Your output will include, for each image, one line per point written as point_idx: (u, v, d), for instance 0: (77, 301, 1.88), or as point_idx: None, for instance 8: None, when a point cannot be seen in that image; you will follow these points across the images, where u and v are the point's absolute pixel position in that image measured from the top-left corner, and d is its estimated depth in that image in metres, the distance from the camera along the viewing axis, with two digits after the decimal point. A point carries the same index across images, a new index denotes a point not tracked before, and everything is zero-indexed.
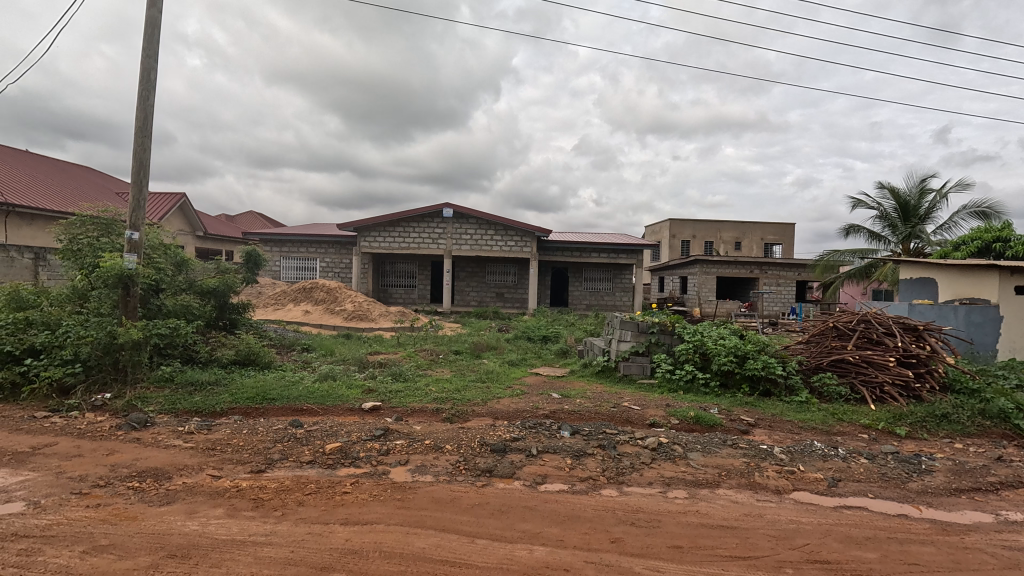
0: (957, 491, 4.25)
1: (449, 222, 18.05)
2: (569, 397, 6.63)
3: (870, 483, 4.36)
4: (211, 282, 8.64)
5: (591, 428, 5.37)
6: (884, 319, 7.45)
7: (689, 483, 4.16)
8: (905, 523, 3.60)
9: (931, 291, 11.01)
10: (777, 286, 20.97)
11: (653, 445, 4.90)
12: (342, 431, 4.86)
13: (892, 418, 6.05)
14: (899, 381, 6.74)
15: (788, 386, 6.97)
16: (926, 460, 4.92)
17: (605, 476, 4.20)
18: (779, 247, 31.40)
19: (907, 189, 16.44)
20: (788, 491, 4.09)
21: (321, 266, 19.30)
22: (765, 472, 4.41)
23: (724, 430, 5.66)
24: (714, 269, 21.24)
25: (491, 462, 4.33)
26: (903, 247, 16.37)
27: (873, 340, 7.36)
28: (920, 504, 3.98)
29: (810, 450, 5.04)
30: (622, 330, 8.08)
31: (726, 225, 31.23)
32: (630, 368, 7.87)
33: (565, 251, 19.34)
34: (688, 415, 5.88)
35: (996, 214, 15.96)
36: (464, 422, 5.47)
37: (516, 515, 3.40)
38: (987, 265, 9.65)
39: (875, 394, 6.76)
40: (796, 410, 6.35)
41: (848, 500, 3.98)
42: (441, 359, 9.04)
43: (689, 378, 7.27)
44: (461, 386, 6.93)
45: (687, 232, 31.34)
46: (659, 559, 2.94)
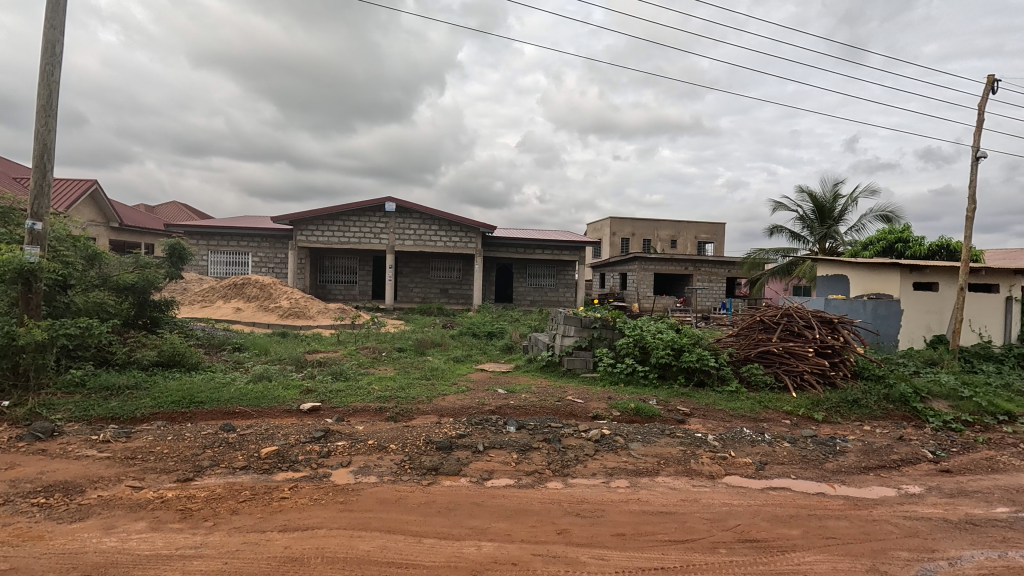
0: (866, 469, 4.68)
1: (392, 217, 17.62)
2: (514, 393, 6.67)
3: (792, 464, 4.71)
4: (130, 277, 7.96)
5: (537, 422, 5.43)
6: (804, 312, 8.05)
7: (630, 472, 4.32)
8: (823, 500, 3.92)
9: (843, 287, 11.98)
10: (709, 282, 22.06)
11: (597, 436, 5.03)
12: (279, 433, 4.64)
13: (811, 404, 6.56)
14: (817, 370, 7.31)
15: (720, 376, 7.35)
16: (840, 442, 5.36)
17: (550, 469, 4.27)
18: (710, 245, 33.03)
19: (823, 193, 17.77)
20: (721, 476, 4.34)
21: (253, 260, 18.27)
22: (700, 459, 4.65)
23: (662, 420, 5.90)
24: (651, 266, 22.05)
25: (437, 460, 4.28)
26: (820, 246, 17.69)
27: (795, 332, 7.91)
28: (834, 482, 4.34)
29: (739, 436, 5.37)
30: (566, 325, 8.27)
31: (663, 224, 32.46)
32: (574, 362, 8.04)
33: (509, 247, 19.44)
34: (628, 406, 6.09)
35: (898, 216, 17.58)
36: (409, 421, 5.37)
37: (464, 512, 3.38)
38: (890, 264, 10.64)
39: (796, 382, 7.28)
40: (727, 399, 6.73)
41: (773, 481, 4.28)
42: (384, 357, 8.82)
43: (629, 370, 7.51)
44: (405, 384, 6.80)
45: (627, 230, 32.35)
46: (603, 547, 3.02)
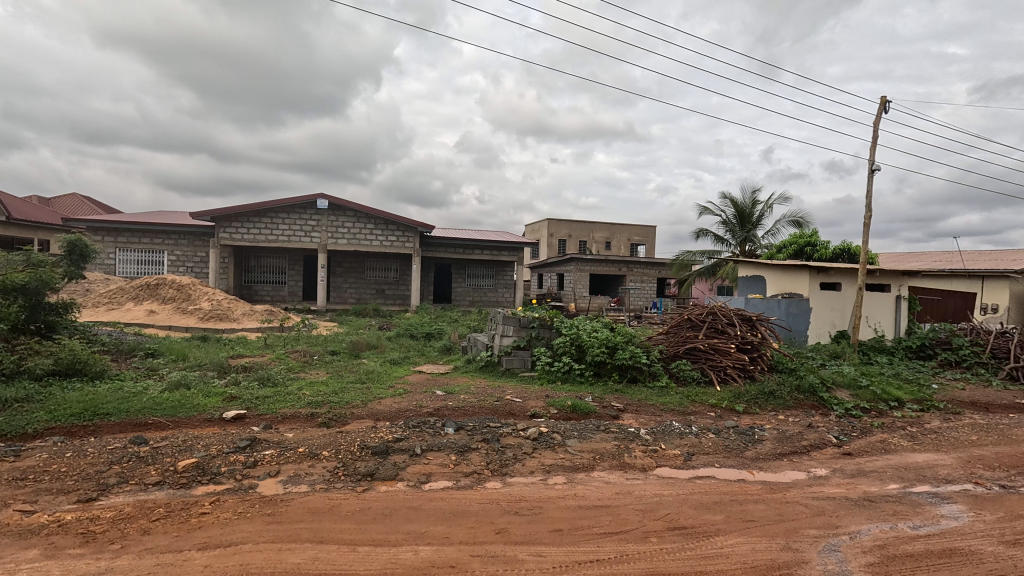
0: (781, 455, 5.06)
1: (324, 214, 16.94)
2: (453, 394, 6.62)
3: (716, 454, 5.00)
4: (20, 277, 7.11)
5: (476, 422, 5.41)
6: (726, 311, 8.58)
7: (567, 469, 4.40)
8: (744, 486, 4.19)
9: (760, 287, 12.89)
10: (641, 283, 22.97)
11: (535, 435, 5.09)
12: (199, 445, 4.32)
13: (733, 396, 7.00)
14: (738, 364, 7.82)
15: (651, 372, 7.68)
16: (758, 431, 5.76)
17: (489, 469, 4.27)
18: (642, 247, 34.42)
19: (743, 199, 19.03)
20: (652, 468, 4.53)
21: (169, 259, 16.91)
22: (633, 452, 4.83)
23: (597, 416, 6.08)
24: (587, 267, 22.64)
25: (372, 465, 4.16)
26: (740, 249, 18.92)
27: (718, 329, 8.42)
28: (754, 469, 4.66)
29: (669, 429, 5.63)
30: (504, 325, 8.30)
31: (598, 226, 33.43)
32: (512, 362, 8.09)
33: (448, 247, 19.27)
34: (565, 404, 6.21)
35: (807, 222, 19.16)
36: (342, 426, 5.19)
37: (401, 516, 3.31)
38: (801, 266, 11.58)
39: (720, 376, 7.74)
40: (658, 394, 7.04)
41: (699, 471, 4.52)
42: (316, 360, 8.46)
43: (566, 369, 7.67)
44: (339, 388, 6.54)
45: (563, 231, 33.04)
46: (541, 544, 3.06)
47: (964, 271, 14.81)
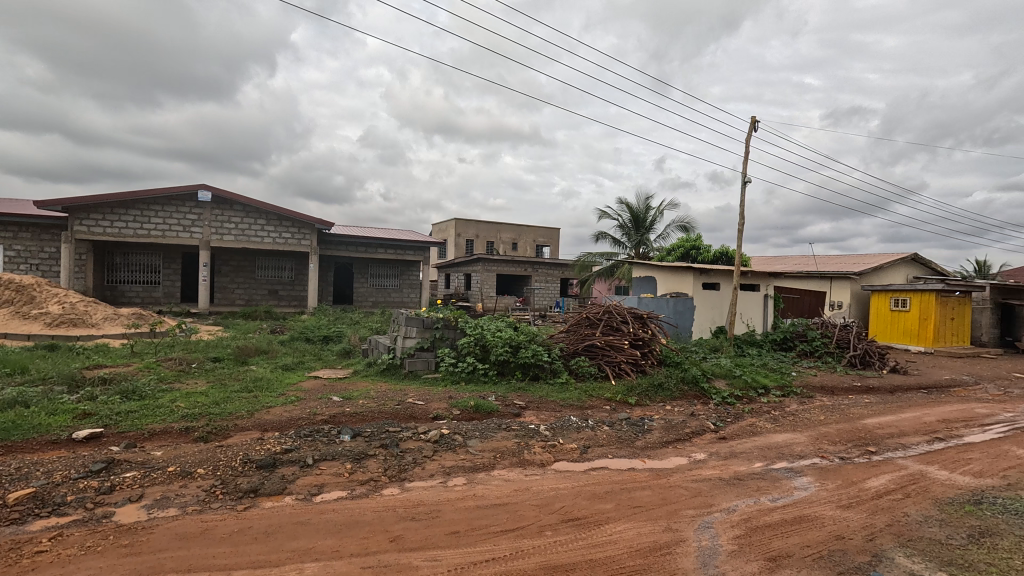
0: (667, 443, 5.47)
1: (207, 207, 15.41)
2: (351, 399, 6.33)
3: (610, 445, 5.28)
4: None
5: (374, 428, 5.21)
6: (621, 309, 9.13)
7: (468, 469, 4.40)
8: (633, 474, 4.47)
9: (652, 287, 13.86)
10: (545, 283, 23.65)
11: (436, 437, 5.03)
12: (38, 472, 3.70)
13: (626, 389, 7.45)
14: (631, 359, 8.33)
15: (552, 369, 7.93)
16: (648, 422, 6.18)
17: (387, 476, 4.14)
18: (547, 248, 35.46)
19: (638, 204, 20.35)
20: (550, 463, 4.67)
21: (7, 255, 14.38)
22: (533, 449, 4.95)
23: (499, 415, 6.14)
24: (493, 267, 22.84)
25: (256, 480, 3.84)
26: (636, 251, 20.19)
27: (614, 327, 8.93)
28: (642, 457, 4.99)
29: (567, 424, 5.84)
30: (407, 327, 8.09)
31: (504, 227, 33.88)
32: (415, 364, 7.92)
33: (349, 245, 18.44)
34: (468, 404, 6.20)
35: (693, 227, 20.95)
36: (223, 440, 4.74)
37: (286, 534, 3.09)
38: (686, 267, 12.62)
39: (615, 371, 8.19)
40: (558, 390, 7.28)
41: (594, 462, 4.75)
42: (194, 369, 7.65)
43: (470, 369, 7.67)
44: (220, 398, 5.96)
45: (471, 232, 33.07)
46: (438, 548, 3.02)
47: (816, 273, 17.08)
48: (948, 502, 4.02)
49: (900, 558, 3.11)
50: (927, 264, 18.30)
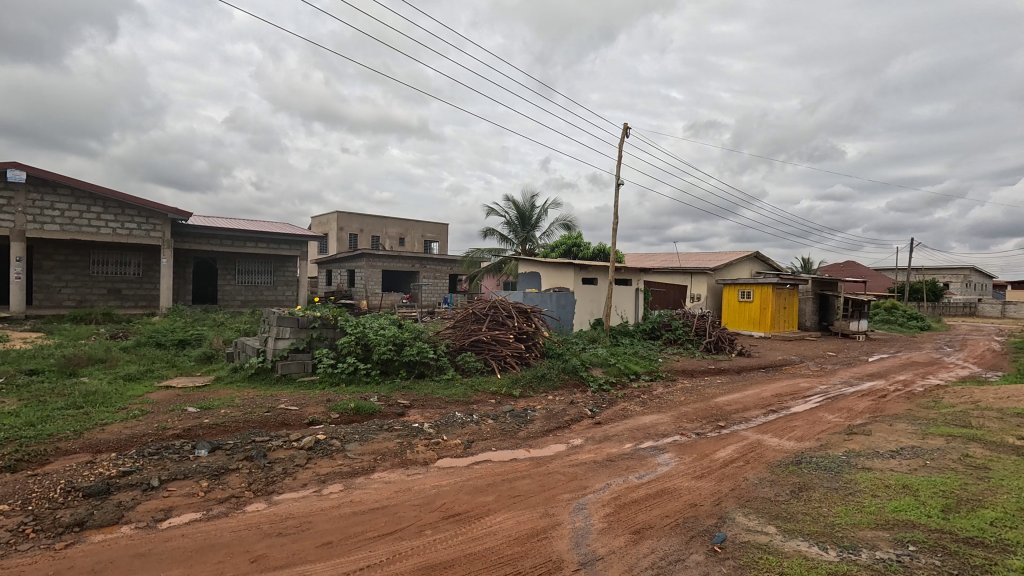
0: (548, 431, 5.70)
1: (21, 191, 12.84)
2: (211, 409, 5.69)
3: (493, 438, 5.36)
4: None
5: (238, 439, 4.73)
6: (507, 304, 9.34)
7: (345, 475, 4.18)
8: (515, 464, 4.58)
9: (537, 282, 14.37)
10: (433, 279, 23.36)
11: (310, 444, 4.70)
12: None
13: (511, 382, 7.62)
14: (516, 353, 8.54)
15: (438, 366, 7.84)
16: (531, 412, 6.38)
17: (252, 490, 3.77)
18: (436, 244, 35.08)
19: (523, 202, 20.93)
20: (433, 461, 4.61)
21: None
22: (416, 448, 4.85)
23: (382, 415, 5.93)
24: (379, 263, 22.01)
25: (83, 511, 3.27)
26: (522, 248, 20.75)
27: (499, 322, 9.09)
28: (524, 447, 5.14)
29: (452, 420, 5.82)
30: (279, 327, 7.44)
31: (391, 222, 32.83)
32: (290, 367, 7.34)
33: (212, 238, 16.56)
34: (348, 406, 5.89)
35: (574, 225, 22.07)
36: (39, 468, 3.97)
37: (119, 570, 2.67)
38: (568, 263, 13.26)
39: (500, 365, 8.33)
40: (444, 387, 7.23)
41: (477, 456, 4.78)
42: (1, 385, 6.32)
43: (351, 369, 7.30)
44: (37, 419, 4.99)
45: (355, 226, 31.57)
46: (307, 563, 2.82)
47: (680, 268, 18.97)
48: (777, 464, 4.69)
49: (739, 517, 3.56)
50: (766, 260, 21.22)
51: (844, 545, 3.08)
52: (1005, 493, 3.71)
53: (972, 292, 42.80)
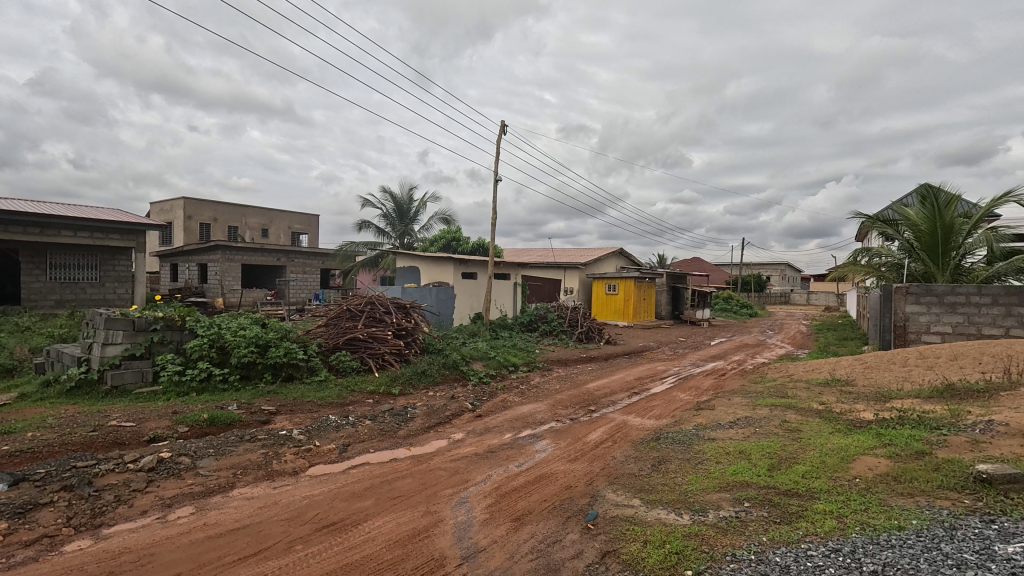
0: (429, 428, 5.61)
1: None
2: (13, 433, 4.64)
3: (371, 439, 5.13)
4: None
5: (52, 466, 3.92)
6: (384, 300, 9.03)
7: (197, 495, 3.68)
8: (394, 465, 4.43)
9: (415, 277, 14.08)
10: (302, 274, 21.67)
11: (152, 464, 4.07)
12: None
13: (389, 380, 7.35)
14: (394, 350, 8.27)
15: (309, 367, 7.29)
16: (411, 410, 6.24)
17: (72, 526, 3.15)
18: (305, 236, 32.60)
19: (401, 195, 20.34)
20: (304, 469, 4.27)
21: None
22: (283, 457, 4.45)
23: (243, 425, 5.35)
24: (237, 256, 19.79)
25: None
26: (400, 241, 20.16)
27: (376, 318, 8.74)
28: (404, 446, 5.00)
29: (325, 424, 5.45)
30: (108, 331, 6.27)
31: (252, 211, 29.75)
32: (123, 377, 6.28)
33: (10, 224, 13.52)
34: (200, 418, 5.21)
35: (453, 220, 22.02)
36: None
37: None
38: (447, 258, 13.17)
39: (378, 363, 8.00)
40: (316, 389, 6.74)
41: (354, 460, 4.54)
42: None
43: (204, 376, 6.47)
44: None
45: (206, 214, 27.85)
46: None
47: (554, 263, 19.92)
48: (639, 442, 5.15)
49: (609, 494, 3.83)
50: (629, 256, 23.18)
51: (695, 508, 3.49)
52: (812, 449, 4.49)
53: (786, 283, 51.27)
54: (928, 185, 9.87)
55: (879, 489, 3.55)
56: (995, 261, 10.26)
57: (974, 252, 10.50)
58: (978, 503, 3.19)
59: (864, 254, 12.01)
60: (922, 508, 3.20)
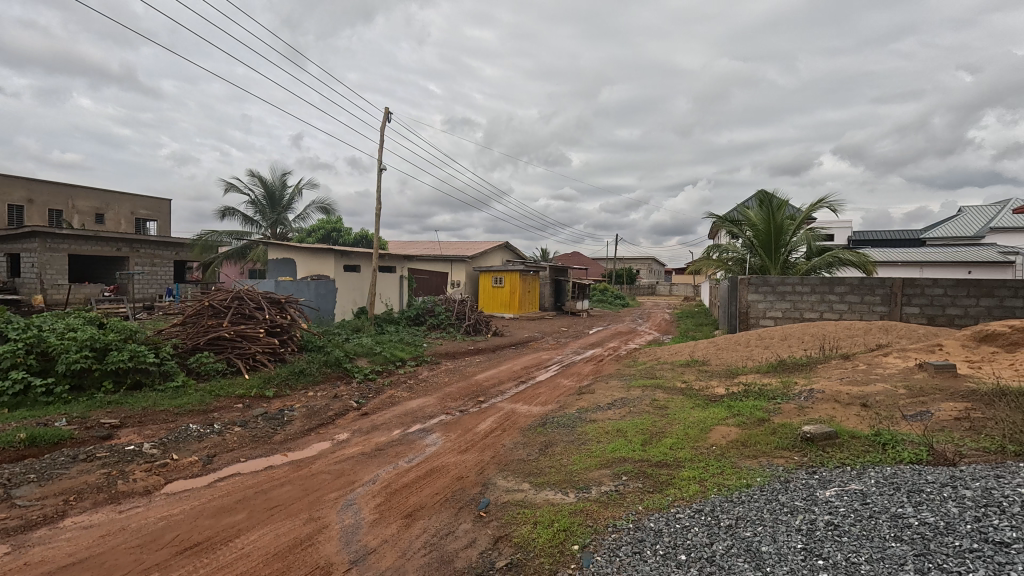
0: (309, 430, 5.24)
1: None
2: None
3: (242, 447, 4.65)
4: None
5: None
6: (254, 295, 8.26)
7: (13, 532, 3.04)
8: (271, 472, 4.08)
9: (291, 269, 13.05)
10: (151, 266, 18.88)
11: None
12: None
13: (262, 382, 6.73)
14: (268, 349, 7.58)
15: (162, 372, 6.39)
16: (288, 412, 5.77)
17: None
18: (153, 223, 28.43)
19: (273, 180, 18.66)
20: (159, 487, 3.75)
21: None
22: (132, 476, 3.85)
23: (75, 443, 4.52)
24: (63, 246, 16.54)
25: None
26: (271, 231, 18.49)
27: (246, 315, 7.96)
28: (282, 451, 4.62)
29: (184, 435, 4.83)
30: None
31: (81, 192, 25.16)
32: None
33: None
34: (13, 439, 4.29)
35: (333, 209, 20.74)
36: None
37: None
38: (327, 250, 12.39)
39: (248, 364, 7.27)
40: (172, 396, 5.94)
41: (221, 472, 4.08)
42: None
43: (18, 388, 5.35)
44: None
45: (18, 194, 22.65)
46: None
47: (441, 256, 19.75)
48: (527, 428, 5.33)
49: (500, 481, 3.91)
50: (514, 250, 23.80)
51: (580, 485, 3.71)
52: (677, 423, 5.02)
53: (653, 276, 56.47)
54: (765, 192, 11.53)
55: (731, 454, 4.07)
56: (813, 256, 12.26)
57: (797, 248, 12.46)
58: (804, 458, 3.81)
59: (716, 250, 13.64)
60: (764, 466, 3.73)
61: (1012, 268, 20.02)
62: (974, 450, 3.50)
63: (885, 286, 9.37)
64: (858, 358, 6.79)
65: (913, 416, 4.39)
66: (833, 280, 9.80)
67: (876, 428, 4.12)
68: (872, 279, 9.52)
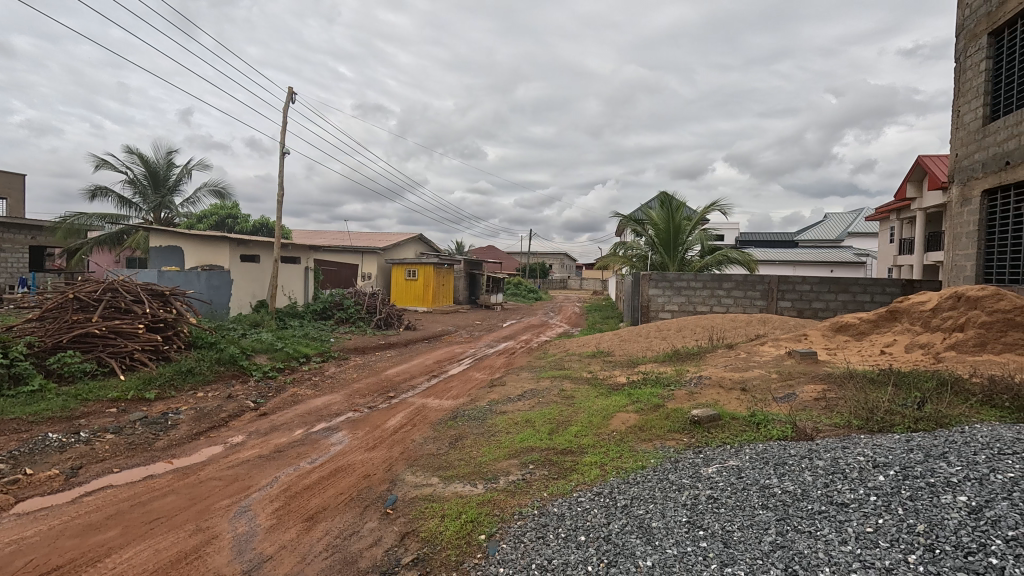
0: (197, 435, 4.81)
1: None
2: None
3: (114, 457, 4.17)
4: None
5: None
6: (132, 286, 7.39)
7: None
8: (150, 482, 3.71)
9: (178, 259, 11.85)
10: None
11: None
12: None
13: (141, 383, 6.05)
14: (148, 347, 6.82)
15: (12, 376, 5.53)
16: (172, 416, 5.26)
17: None
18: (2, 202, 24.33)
19: (156, 158, 16.75)
20: (8, 507, 3.26)
21: None
22: None
23: None
24: None
25: None
26: (154, 216, 16.58)
27: (121, 309, 7.10)
28: (165, 458, 4.21)
29: (42, 446, 4.22)
30: None
31: None
32: None
33: None
34: None
35: (228, 194, 19.01)
36: None
37: None
38: (221, 237, 11.38)
39: (124, 363, 6.49)
40: (26, 402, 5.16)
41: (88, 485, 3.63)
42: None
43: None
44: None
45: None
46: None
47: (351, 247, 18.98)
48: (438, 422, 5.31)
49: (408, 477, 3.85)
50: (428, 243, 23.47)
51: (488, 476, 3.78)
52: (581, 411, 5.28)
53: (565, 271, 58.45)
54: (665, 194, 12.37)
55: (630, 438, 4.36)
56: (705, 255, 13.35)
57: (693, 247, 13.50)
58: (692, 439, 4.18)
59: (621, 248, 14.41)
60: (657, 448, 4.05)
61: (863, 269, 23.27)
62: (828, 426, 4.04)
63: (764, 283, 10.46)
64: (740, 347, 7.55)
65: (782, 397, 4.98)
66: (721, 277, 10.76)
67: (751, 409, 4.61)
68: (753, 276, 10.60)
